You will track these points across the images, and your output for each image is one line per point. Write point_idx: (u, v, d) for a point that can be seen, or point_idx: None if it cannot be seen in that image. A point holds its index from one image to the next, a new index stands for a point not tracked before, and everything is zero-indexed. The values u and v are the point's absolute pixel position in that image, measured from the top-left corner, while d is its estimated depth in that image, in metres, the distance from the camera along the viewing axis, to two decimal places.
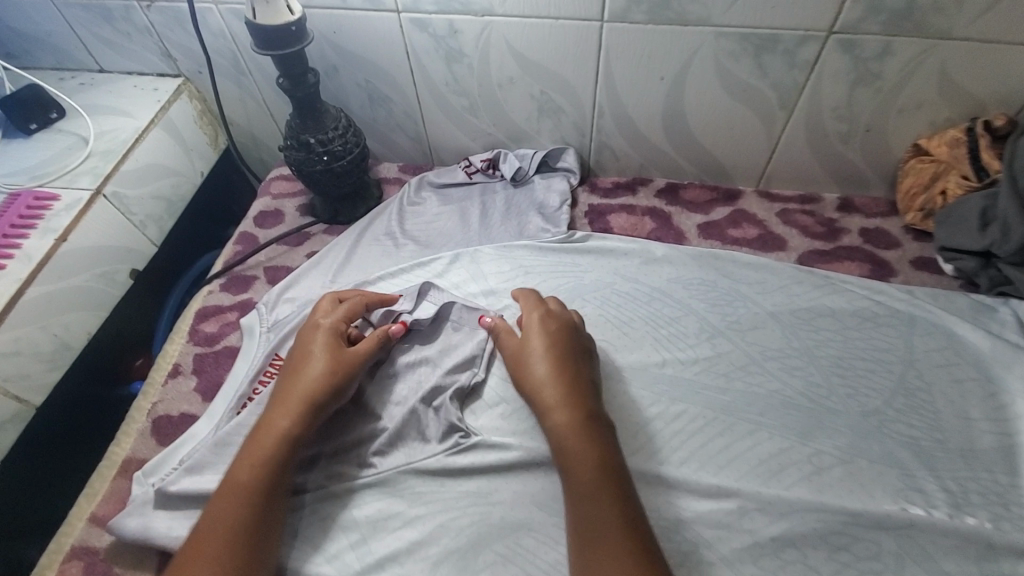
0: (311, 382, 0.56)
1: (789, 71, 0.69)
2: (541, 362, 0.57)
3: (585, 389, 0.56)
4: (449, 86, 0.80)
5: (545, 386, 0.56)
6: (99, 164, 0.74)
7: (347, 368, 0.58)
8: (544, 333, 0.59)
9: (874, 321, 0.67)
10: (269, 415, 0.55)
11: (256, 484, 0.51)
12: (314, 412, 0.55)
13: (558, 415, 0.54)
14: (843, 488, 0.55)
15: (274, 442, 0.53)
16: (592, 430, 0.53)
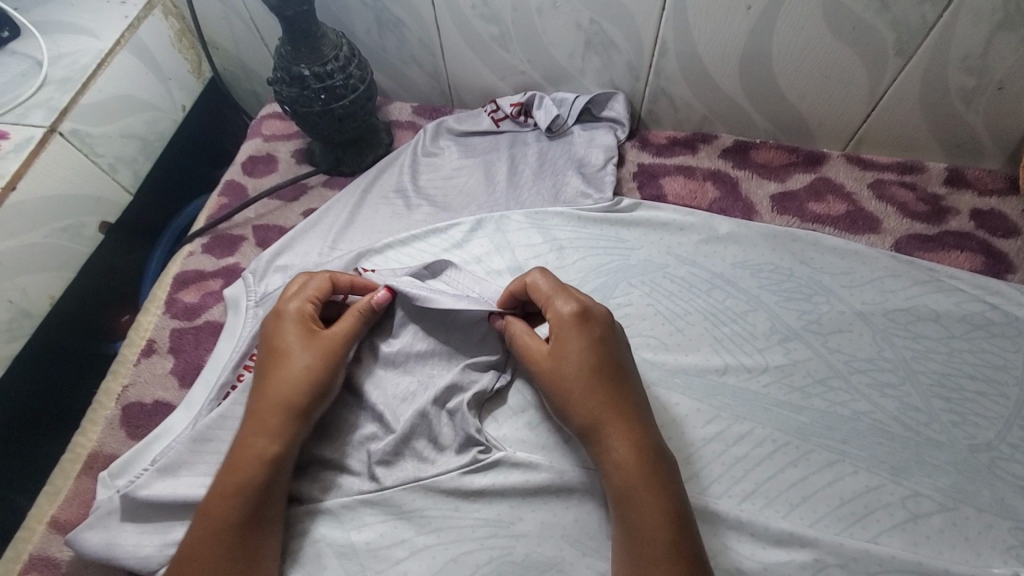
0: (290, 389, 0.46)
1: (918, 4, 0.53)
2: (588, 385, 0.45)
3: (643, 418, 0.45)
4: (475, 9, 0.65)
5: (600, 418, 0.44)
6: (55, 96, 0.62)
7: (329, 362, 0.48)
8: (584, 343, 0.46)
9: (987, 329, 0.55)
10: (243, 437, 0.45)
11: (243, 523, 0.42)
12: (299, 424, 0.46)
13: (618, 457, 0.43)
14: (943, 543, 0.45)
15: (255, 470, 0.44)
16: (661, 475, 0.43)
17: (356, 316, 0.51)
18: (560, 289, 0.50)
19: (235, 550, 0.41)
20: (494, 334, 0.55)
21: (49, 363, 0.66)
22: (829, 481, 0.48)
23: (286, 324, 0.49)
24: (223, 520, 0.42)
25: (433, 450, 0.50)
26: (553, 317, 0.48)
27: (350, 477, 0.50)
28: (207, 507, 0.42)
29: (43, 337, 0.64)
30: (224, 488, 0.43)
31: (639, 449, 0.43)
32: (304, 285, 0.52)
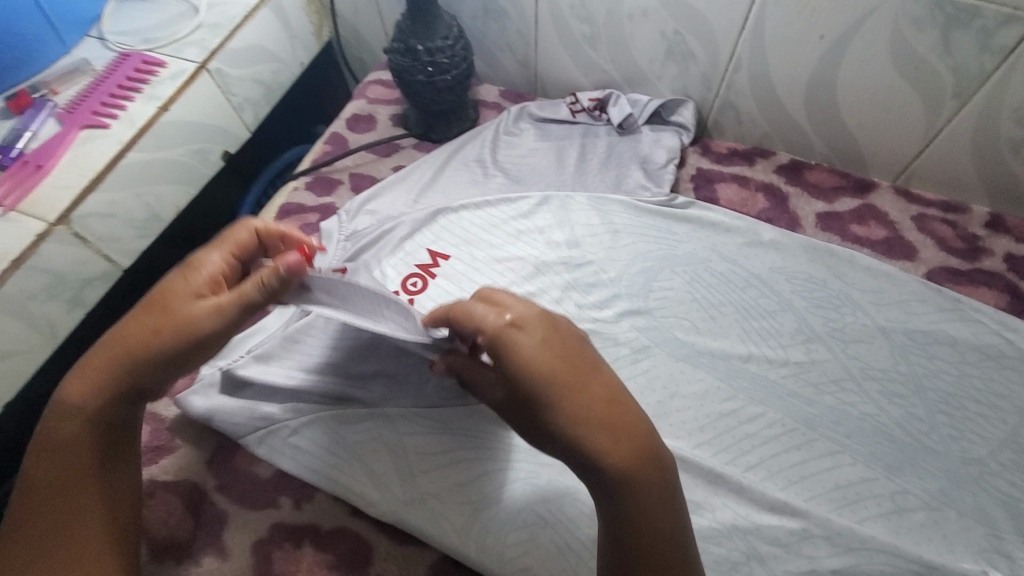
0: (123, 349, 0.42)
1: (978, 54, 0.58)
2: (562, 401, 0.36)
3: (622, 422, 0.36)
4: (573, 9, 0.72)
5: (579, 434, 0.36)
6: (207, 38, 0.72)
7: (164, 326, 0.42)
8: (524, 359, 0.37)
9: (1000, 361, 0.59)
10: (66, 385, 0.43)
11: (60, 477, 0.42)
12: (128, 390, 0.43)
13: (612, 473, 0.36)
14: (923, 536, 0.50)
15: (70, 425, 0.42)
16: (648, 482, 0.36)
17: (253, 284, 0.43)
18: (487, 301, 0.40)
19: (51, 502, 0.42)
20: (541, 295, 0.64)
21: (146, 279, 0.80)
22: (828, 467, 0.54)
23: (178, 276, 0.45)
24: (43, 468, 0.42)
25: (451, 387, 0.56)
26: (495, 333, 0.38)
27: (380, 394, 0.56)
28: (33, 453, 0.43)
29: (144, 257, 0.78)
30: (47, 436, 0.42)
31: (636, 447, 0.36)
32: (223, 239, 0.46)
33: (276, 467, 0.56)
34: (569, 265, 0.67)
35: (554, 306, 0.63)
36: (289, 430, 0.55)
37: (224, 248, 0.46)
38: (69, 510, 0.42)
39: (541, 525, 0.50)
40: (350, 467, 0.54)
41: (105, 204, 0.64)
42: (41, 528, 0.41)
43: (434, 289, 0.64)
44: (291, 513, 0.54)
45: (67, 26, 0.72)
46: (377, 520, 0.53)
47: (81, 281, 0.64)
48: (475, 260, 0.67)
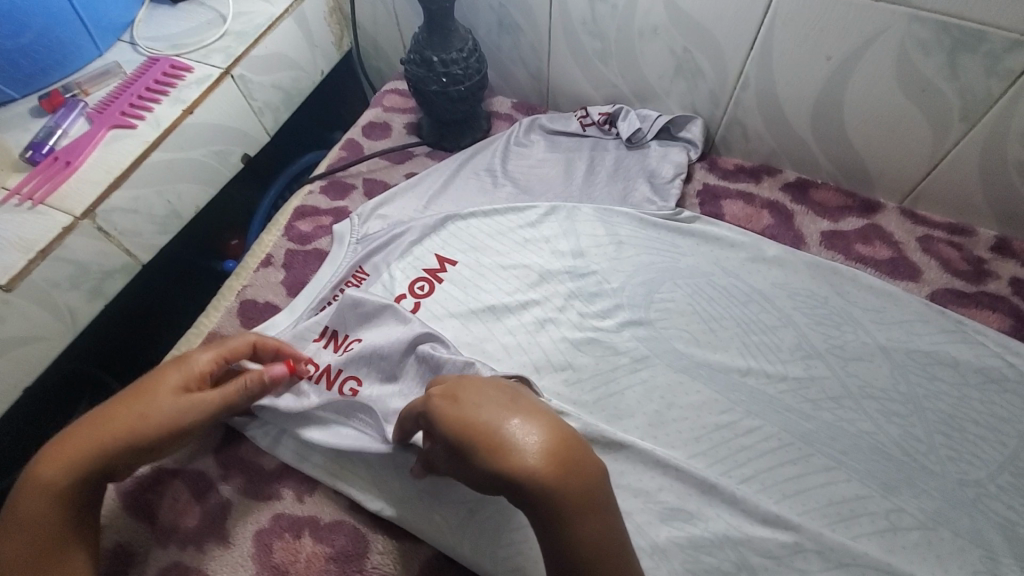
0: (113, 431, 0.46)
1: (985, 78, 0.59)
2: (479, 427, 0.38)
3: (535, 435, 0.38)
4: (585, 26, 0.74)
5: (500, 451, 0.37)
6: (232, 45, 0.75)
7: (164, 417, 0.48)
8: (445, 416, 0.40)
9: (1001, 384, 0.59)
10: (40, 462, 0.45)
11: (26, 551, 0.43)
12: (108, 469, 0.46)
13: (532, 480, 0.36)
14: (917, 555, 0.50)
15: (42, 500, 0.44)
16: (571, 484, 0.37)
17: (242, 385, 0.52)
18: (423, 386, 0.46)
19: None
20: (544, 304, 0.65)
21: (163, 276, 0.83)
22: (823, 483, 0.54)
23: (175, 368, 0.51)
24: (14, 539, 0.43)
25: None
26: (427, 399, 0.43)
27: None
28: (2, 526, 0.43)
29: (162, 255, 0.81)
30: (14, 511, 0.44)
31: (554, 451, 0.37)
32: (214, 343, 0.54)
33: (280, 459, 0.58)
34: (573, 274, 0.68)
35: (556, 314, 0.65)
36: (294, 424, 0.57)
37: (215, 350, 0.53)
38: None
39: None
40: (353, 467, 0.56)
41: (129, 200, 0.66)
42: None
43: (441, 293, 0.66)
44: (293, 505, 0.55)
45: (101, 30, 0.76)
46: (375, 516, 0.55)
47: (102, 273, 0.67)
48: (481, 267, 0.68)
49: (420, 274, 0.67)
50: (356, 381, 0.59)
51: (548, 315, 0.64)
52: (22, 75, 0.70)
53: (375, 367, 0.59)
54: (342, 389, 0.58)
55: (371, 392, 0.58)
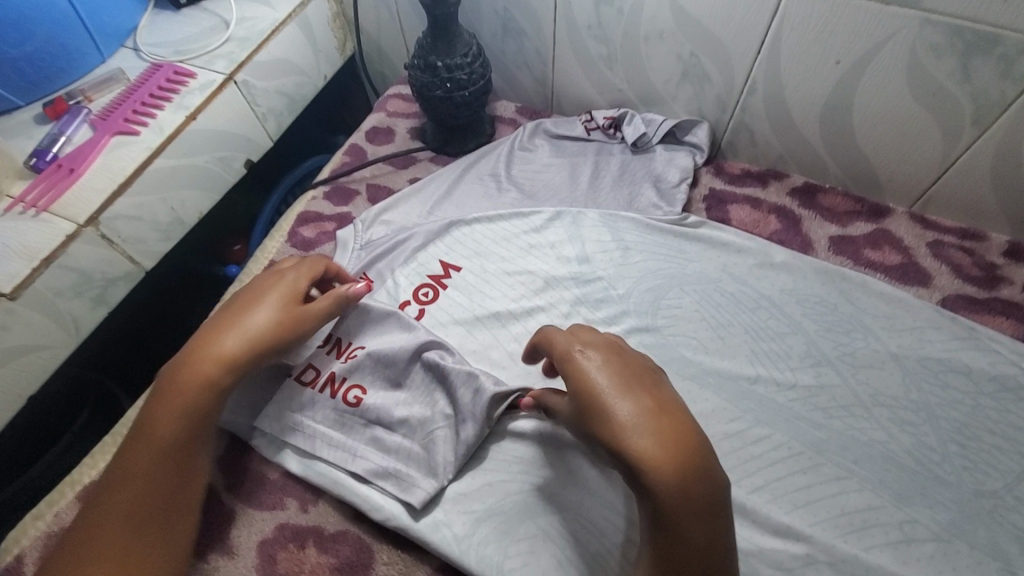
0: (247, 336, 0.50)
1: (999, 82, 0.58)
2: (616, 398, 0.39)
3: (672, 428, 0.38)
4: (591, 30, 0.74)
5: (624, 431, 0.38)
6: (236, 50, 0.75)
7: (285, 326, 0.52)
8: (585, 374, 0.42)
9: (1017, 392, 0.58)
10: (188, 362, 0.49)
11: (174, 441, 0.47)
12: (244, 371, 0.50)
13: (654, 467, 0.36)
14: (932, 567, 0.49)
15: (193, 394, 0.48)
16: (693, 482, 0.37)
17: (334, 302, 0.56)
18: (568, 334, 0.47)
19: (162, 460, 0.46)
20: (549, 311, 0.65)
21: (163, 281, 0.82)
22: (834, 492, 0.53)
23: (278, 286, 0.55)
24: (162, 441, 0.47)
25: (471, 423, 0.54)
26: (567, 356, 0.44)
27: (418, 421, 0.56)
28: (147, 429, 0.47)
29: (163, 260, 0.80)
30: (166, 403, 0.47)
31: (680, 448, 0.37)
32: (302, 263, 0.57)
33: (284, 469, 0.57)
34: (579, 280, 0.67)
35: (562, 321, 0.64)
36: (298, 433, 0.57)
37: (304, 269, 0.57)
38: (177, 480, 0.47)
39: (543, 537, 0.51)
40: (358, 478, 0.55)
41: (132, 207, 0.66)
42: (153, 480, 0.46)
43: (445, 300, 0.65)
44: (297, 515, 0.55)
45: (105, 36, 0.75)
46: (380, 527, 0.54)
47: (106, 280, 0.66)
48: (486, 273, 0.68)
49: (425, 281, 0.67)
50: (361, 389, 0.59)
51: (554, 322, 0.64)
52: (26, 83, 0.69)
53: (379, 374, 0.59)
54: (346, 397, 0.58)
55: (376, 399, 0.58)
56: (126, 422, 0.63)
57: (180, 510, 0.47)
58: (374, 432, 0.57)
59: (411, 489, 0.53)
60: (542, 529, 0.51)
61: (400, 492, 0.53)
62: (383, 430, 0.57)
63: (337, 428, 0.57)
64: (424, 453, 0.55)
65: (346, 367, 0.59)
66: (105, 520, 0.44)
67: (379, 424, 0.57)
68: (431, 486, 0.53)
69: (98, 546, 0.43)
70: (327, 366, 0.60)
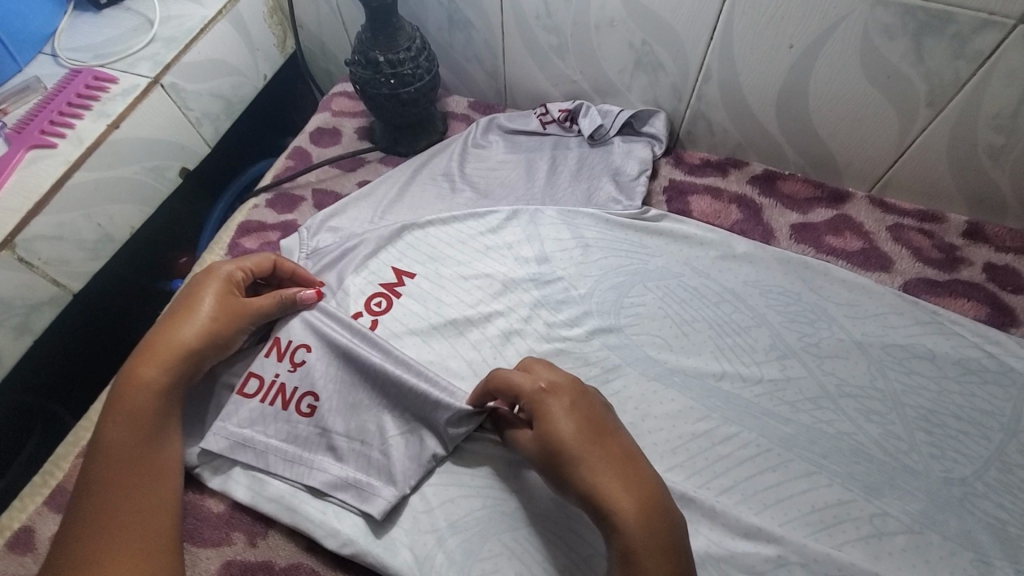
0: (185, 334, 0.50)
1: (951, 62, 0.57)
2: (584, 446, 0.44)
3: (634, 474, 0.43)
4: (539, 20, 0.71)
5: (591, 482, 0.42)
6: (161, 52, 0.71)
7: (227, 323, 0.52)
8: (557, 417, 0.45)
9: (980, 375, 0.58)
10: (129, 368, 0.48)
11: (130, 440, 0.46)
12: (190, 368, 0.50)
13: (620, 508, 0.41)
14: (904, 561, 0.48)
15: (140, 394, 0.47)
16: (658, 521, 0.41)
17: (277, 299, 0.55)
18: (529, 370, 0.50)
19: (123, 460, 0.45)
20: (506, 315, 0.62)
21: (106, 303, 0.76)
22: (804, 489, 0.52)
23: (213, 281, 0.54)
24: (119, 439, 0.46)
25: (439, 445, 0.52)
26: (534, 396, 0.47)
27: (374, 430, 0.53)
28: (104, 427, 0.47)
29: (100, 280, 0.74)
30: (115, 407, 0.47)
31: (639, 492, 0.42)
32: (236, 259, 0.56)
33: (229, 500, 0.53)
34: (538, 281, 0.65)
35: (521, 325, 0.61)
36: (243, 455, 0.53)
37: (239, 263, 0.56)
38: (139, 468, 0.46)
39: (508, 556, 0.48)
40: (311, 493, 0.52)
41: (52, 226, 0.61)
42: (121, 482, 0.45)
43: (399, 308, 0.61)
44: (245, 550, 0.51)
45: (19, 43, 0.69)
46: (334, 557, 0.51)
47: (28, 306, 0.61)
48: (441, 278, 0.64)
49: (377, 289, 0.62)
50: (314, 397, 0.54)
51: (514, 326, 0.61)
52: None
53: (329, 380, 0.54)
54: (299, 406, 0.54)
55: (331, 406, 0.54)
56: (57, 458, 0.58)
57: (154, 504, 0.45)
58: (330, 446, 0.53)
59: (372, 499, 0.50)
60: (507, 547, 0.48)
61: (361, 503, 0.50)
62: (341, 440, 0.53)
63: (289, 446, 0.53)
64: (384, 459, 0.52)
65: (295, 373, 0.55)
66: (74, 520, 0.44)
67: (336, 434, 0.53)
68: (392, 494, 0.50)
69: (87, 556, 0.42)
70: (270, 372, 0.55)
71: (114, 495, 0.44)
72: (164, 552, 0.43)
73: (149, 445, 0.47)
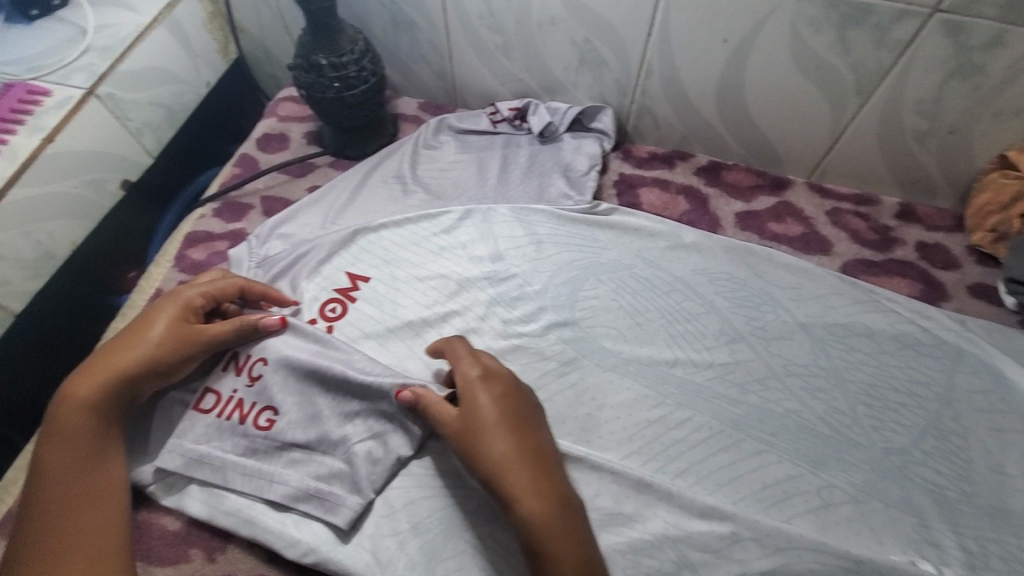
0: (126, 358, 0.49)
1: (875, 51, 0.60)
2: (504, 434, 0.45)
3: (549, 469, 0.45)
4: (483, 20, 0.71)
5: (503, 467, 0.44)
6: (96, 62, 0.69)
7: (174, 350, 0.50)
8: (486, 402, 0.47)
9: (915, 348, 0.61)
10: (65, 387, 0.47)
11: (71, 460, 0.45)
12: (126, 392, 0.48)
13: (528, 499, 0.43)
14: (850, 530, 0.51)
15: (75, 415, 0.46)
16: (565, 516, 0.43)
17: (236, 327, 0.54)
18: (469, 356, 0.51)
19: (66, 480, 0.44)
20: (462, 315, 0.62)
21: (52, 321, 0.72)
22: (755, 467, 0.54)
23: (170, 304, 0.52)
24: (57, 460, 0.45)
25: (405, 445, 0.52)
26: (466, 383, 0.49)
27: (336, 439, 0.52)
28: (42, 448, 0.45)
29: (45, 298, 0.69)
30: (50, 429, 0.46)
31: (548, 487, 0.44)
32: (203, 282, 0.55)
33: (184, 517, 0.52)
34: (493, 279, 0.65)
35: (477, 324, 0.62)
36: (199, 471, 0.52)
37: (204, 287, 0.54)
38: (82, 488, 0.45)
39: (471, 553, 0.48)
40: (270, 505, 0.51)
41: None
42: (64, 504, 0.43)
43: (354, 314, 0.61)
44: (203, 566, 0.50)
45: None
46: (296, 566, 0.50)
47: None
48: (395, 281, 0.64)
49: (331, 295, 0.62)
50: (273, 410, 0.53)
51: (470, 325, 0.62)
52: None
53: (289, 389, 0.54)
54: (258, 421, 0.53)
55: (291, 419, 0.53)
56: (5, 484, 0.56)
57: (102, 524, 0.44)
58: (290, 457, 0.52)
59: (336, 509, 0.50)
60: (470, 545, 0.49)
61: (324, 513, 0.50)
62: (301, 451, 0.52)
63: (246, 460, 0.52)
64: (348, 468, 0.51)
65: (253, 388, 0.54)
66: (17, 545, 0.42)
67: (296, 444, 0.52)
68: (357, 502, 0.50)
69: None
70: (228, 388, 0.54)
71: (57, 516, 0.43)
72: (117, 570, 0.42)
73: (91, 463, 0.46)
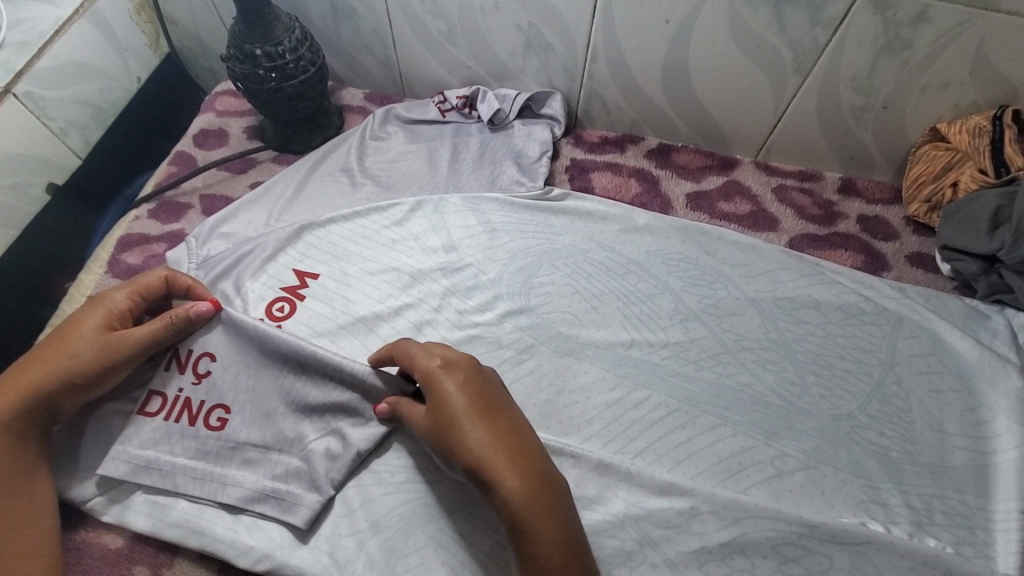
0: (45, 370, 0.47)
1: (810, 29, 0.61)
2: (475, 418, 0.45)
3: (524, 445, 0.44)
4: (425, 4, 0.70)
5: (481, 452, 0.43)
6: (11, 59, 0.64)
7: (96, 354, 0.48)
8: (451, 391, 0.46)
9: (859, 317, 0.63)
10: None
11: None
12: (48, 404, 0.47)
13: (507, 478, 0.42)
14: (802, 496, 0.52)
15: None
16: (544, 488, 0.43)
17: (163, 321, 0.51)
18: (427, 350, 0.50)
19: None
20: (415, 308, 0.61)
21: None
22: (710, 442, 0.55)
23: (93, 309, 0.50)
24: None
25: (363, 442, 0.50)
26: (430, 375, 0.48)
27: (293, 437, 0.51)
28: None
29: None
30: None
31: (526, 462, 0.43)
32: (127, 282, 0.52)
33: (129, 532, 0.49)
34: (446, 270, 0.64)
35: (431, 316, 0.61)
36: (142, 483, 0.50)
37: (128, 287, 0.52)
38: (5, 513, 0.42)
39: (433, 546, 0.48)
40: (223, 510, 0.50)
41: None
42: None
43: (303, 312, 0.59)
44: None
45: None
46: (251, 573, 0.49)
47: None
48: (346, 277, 0.63)
49: (278, 294, 0.60)
50: (224, 409, 0.52)
51: (425, 317, 0.61)
52: None
53: (243, 389, 0.52)
54: (208, 420, 0.51)
55: (243, 419, 0.52)
56: None
57: (28, 548, 0.42)
58: (244, 457, 0.51)
59: (295, 508, 0.49)
60: (430, 538, 0.48)
61: (281, 513, 0.49)
62: (255, 450, 0.51)
63: (197, 464, 0.50)
64: (305, 465, 0.50)
65: (200, 386, 0.52)
66: None
67: (250, 443, 0.51)
68: (317, 499, 0.49)
69: None
70: (174, 387, 0.52)
71: None
72: None
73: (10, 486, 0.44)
